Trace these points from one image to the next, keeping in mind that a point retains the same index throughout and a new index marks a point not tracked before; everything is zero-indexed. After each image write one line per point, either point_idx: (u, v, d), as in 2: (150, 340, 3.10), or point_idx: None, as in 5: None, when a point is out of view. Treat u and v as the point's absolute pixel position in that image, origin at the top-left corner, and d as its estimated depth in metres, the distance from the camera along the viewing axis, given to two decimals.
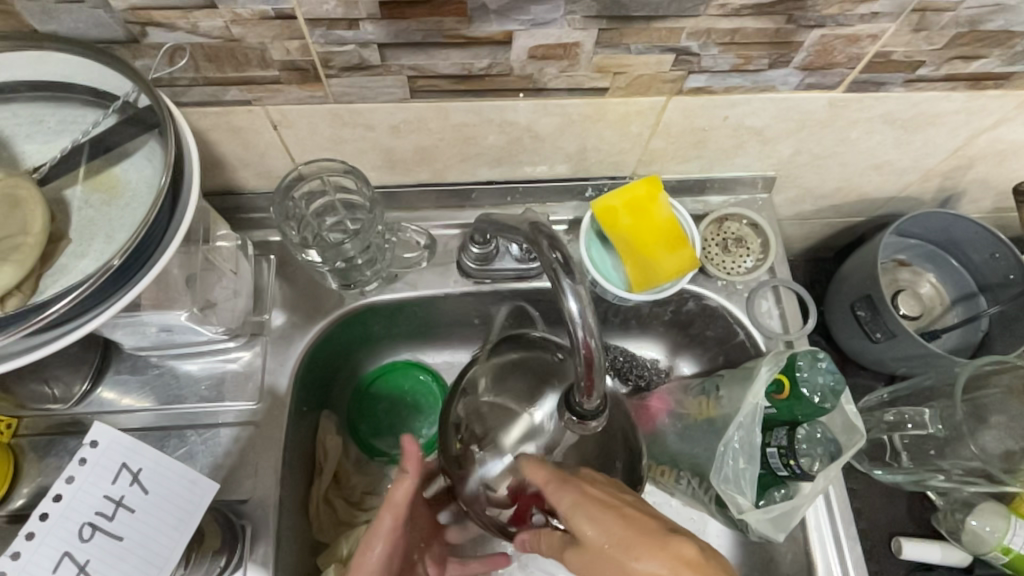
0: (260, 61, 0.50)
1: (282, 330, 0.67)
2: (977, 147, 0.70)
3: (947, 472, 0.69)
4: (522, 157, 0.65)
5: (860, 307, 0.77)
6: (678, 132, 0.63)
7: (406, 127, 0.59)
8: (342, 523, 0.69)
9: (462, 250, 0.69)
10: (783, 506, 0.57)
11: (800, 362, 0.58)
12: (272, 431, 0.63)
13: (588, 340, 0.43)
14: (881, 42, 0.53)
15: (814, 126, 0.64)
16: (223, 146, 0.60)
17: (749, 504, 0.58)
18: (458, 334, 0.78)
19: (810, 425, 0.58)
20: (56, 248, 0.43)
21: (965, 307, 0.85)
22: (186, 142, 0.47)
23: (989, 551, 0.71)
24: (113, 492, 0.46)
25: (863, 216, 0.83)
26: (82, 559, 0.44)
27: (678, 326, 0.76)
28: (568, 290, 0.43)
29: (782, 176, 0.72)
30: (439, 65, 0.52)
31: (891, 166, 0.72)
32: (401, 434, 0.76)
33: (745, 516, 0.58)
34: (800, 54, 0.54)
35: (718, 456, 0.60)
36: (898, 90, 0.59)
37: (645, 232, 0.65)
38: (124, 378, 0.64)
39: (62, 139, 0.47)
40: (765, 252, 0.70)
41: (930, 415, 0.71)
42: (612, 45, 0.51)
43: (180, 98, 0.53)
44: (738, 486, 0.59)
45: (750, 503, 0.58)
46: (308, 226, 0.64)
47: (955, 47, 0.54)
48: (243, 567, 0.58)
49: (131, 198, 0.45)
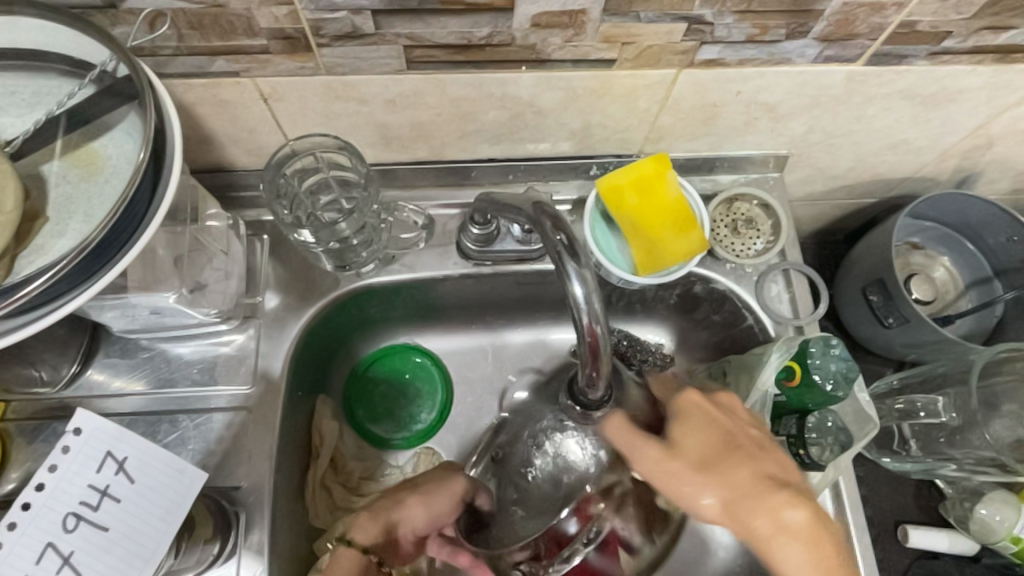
0: (246, 29, 0.47)
1: (276, 312, 0.65)
2: (1000, 125, 0.67)
3: (959, 462, 0.67)
4: (524, 133, 0.62)
5: (873, 291, 0.75)
6: (688, 107, 0.60)
7: (403, 101, 0.56)
8: (339, 508, 0.67)
9: (461, 231, 0.66)
10: None
11: (812, 349, 0.57)
12: (266, 416, 0.61)
13: (594, 327, 0.41)
14: (907, 11, 0.50)
15: (830, 102, 0.61)
16: (212, 120, 0.57)
17: None
18: (458, 317, 0.76)
19: (820, 413, 0.57)
20: (33, 226, 0.41)
21: (979, 292, 0.82)
22: (167, 114, 0.44)
23: (998, 540, 0.70)
24: (98, 481, 0.45)
25: (876, 197, 0.81)
26: (66, 551, 0.43)
27: (683, 309, 0.73)
28: (572, 274, 0.41)
29: (794, 154, 0.69)
30: (436, 34, 0.49)
31: (908, 145, 0.69)
32: (399, 418, 0.74)
33: None
34: (819, 24, 0.51)
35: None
36: (922, 63, 0.56)
37: (652, 212, 0.62)
38: (114, 361, 0.62)
39: (37, 111, 0.45)
40: (776, 235, 0.68)
41: (943, 403, 0.69)
42: (620, 13, 0.48)
43: (163, 69, 0.50)
44: None
45: None
46: (301, 205, 0.61)
47: (984, 17, 0.51)
48: (237, 555, 0.56)
49: (111, 174, 0.43)
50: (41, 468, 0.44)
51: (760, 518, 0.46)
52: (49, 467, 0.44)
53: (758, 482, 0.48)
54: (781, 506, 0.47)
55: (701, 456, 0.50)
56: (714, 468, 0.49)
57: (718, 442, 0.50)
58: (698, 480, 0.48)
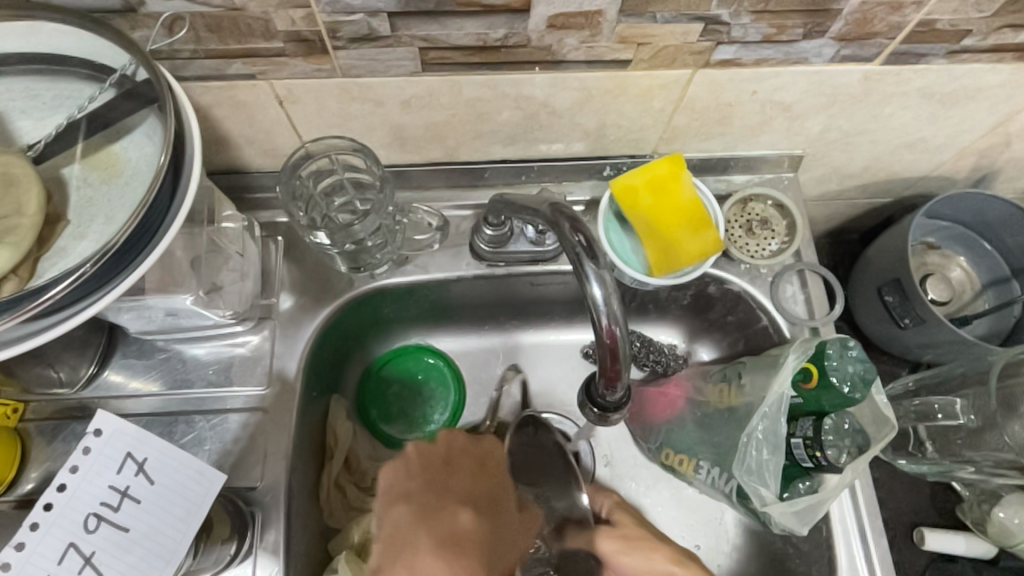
0: (263, 32, 0.47)
1: (290, 313, 0.65)
2: (1019, 124, 0.66)
3: (977, 464, 0.67)
4: (538, 134, 0.62)
5: (888, 291, 0.74)
6: (703, 108, 0.60)
7: (418, 102, 0.56)
8: (354, 509, 0.67)
9: (475, 232, 0.66)
10: (807, 499, 0.56)
11: (830, 351, 0.56)
12: (281, 417, 0.62)
13: (613, 328, 0.41)
14: (927, 9, 0.49)
15: (847, 102, 0.60)
16: (228, 122, 0.58)
17: (772, 496, 0.57)
18: (471, 318, 0.76)
19: (837, 415, 0.57)
20: (53, 231, 0.41)
21: (997, 292, 0.81)
22: (186, 117, 0.44)
23: (1016, 543, 0.69)
24: (119, 482, 0.45)
25: (892, 197, 0.80)
26: (88, 551, 0.43)
27: (697, 309, 0.73)
28: (592, 276, 0.41)
29: (809, 154, 0.69)
30: (452, 35, 0.49)
31: (925, 144, 0.68)
32: (412, 419, 0.74)
33: (768, 509, 0.57)
34: (837, 23, 0.50)
35: (741, 447, 0.58)
36: (941, 62, 0.55)
37: (666, 213, 0.62)
38: (131, 362, 0.63)
39: (57, 115, 0.45)
40: (791, 235, 0.67)
41: (961, 405, 0.68)
42: (637, 13, 0.48)
43: (181, 72, 0.51)
44: (761, 478, 0.57)
45: (773, 496, 0.57)
46: (316, 207, 0.62)
47: (1005, 15, 0.50)
48: (253, 555, 0.57)
49: (131, 177, 0.43)
50: (63, 468, 0.45)
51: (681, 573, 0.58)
52: (71, 468, 0.45)
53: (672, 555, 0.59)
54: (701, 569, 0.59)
55: (619, 544, 0.61)
56: (630, 548, 0.60)
57: (635, 527, 0.62)
58: (648, 558, 0.60)
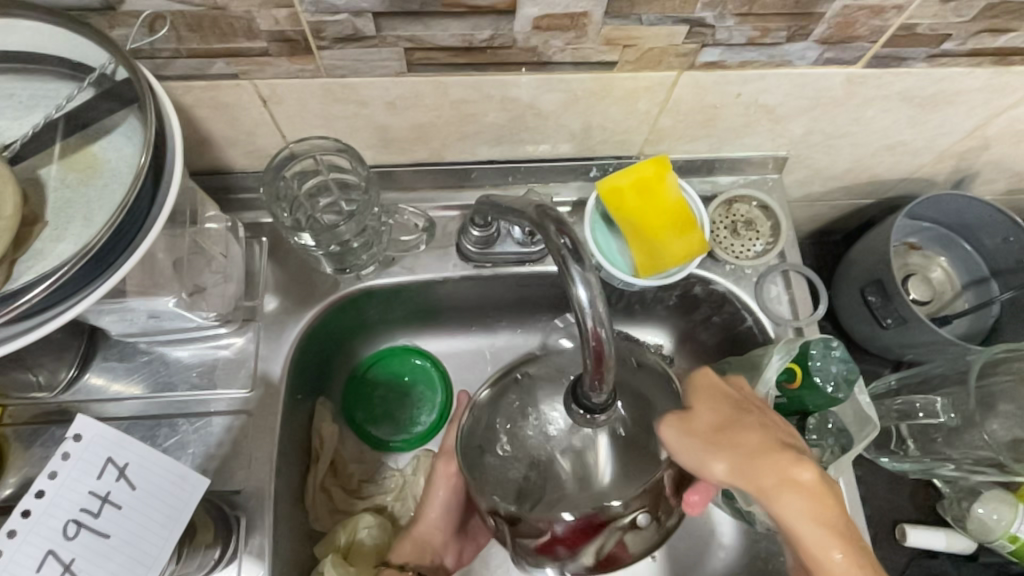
0: (246, 31, 0.47)
1: (275, 315, 0.65)
2: (997, 127, 0.67)
3: (957, 462, 0.68)
4: (524, 135, 0.62)
5: (871, 292, 0.75)
6: (688, 110, 0.60)
7: (403, 103, 0.56)
8: (339, 511, 0.68)
9: (462, 233, 0.66)
10: None
11: (813, 351, 0.57)
12: (266, 419, 0.61)
13: (599, 330, 0.40)
14: (907, 13, 0.50)
15: (829, 104, 0.61)
16: (210, 122, 0.57)
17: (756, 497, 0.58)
18: (458, 318, 0.75)
19: (819, 415, 0.59)
20: (31, 232, 0.40)
21: (976, 292, 0.83)
22: (168, 117, 0.44)
23: (995, 539, 0.71)
24: (99, 488, 0.45)
25: (874, 198, 0.81)
26: (67, 558, 0.42)
27: (683, 310, 0.73)
28: (577, 278, 0.41)
29: (793, 156, 0.70)
30: (437, 36, 0.49)
31: (906, 146, 0.69)
32: (398, 421, 0.74)
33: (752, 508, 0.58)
34: (820, 26, 0.51)
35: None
36: (921, 66, 0.56)
37: (653, 215, 0.62)
38: (112, 365, 0.62)
39: (34, 114, 0.44)
40: (775, 236, 0.68)
41: (942, 404, 0.69)
42: (622, 15, 0.48)
43: (162, 71, 0.50)
44: None
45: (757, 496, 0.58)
46: (301, 207, 0.61)
47: (984, 20, 0.51)
48: (238, 559, 0.56)
49: (110, 178, 0.42)
50: (41, 475, 0.44)
51: (797, 474, 0.46)
52: (49, 474, 0.44)
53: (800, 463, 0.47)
54: (811, 492, 0.47)
55: (727, 424, 0.49)
56: (726, 444, 0.47)
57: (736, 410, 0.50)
58: (750, 443, 0.48)
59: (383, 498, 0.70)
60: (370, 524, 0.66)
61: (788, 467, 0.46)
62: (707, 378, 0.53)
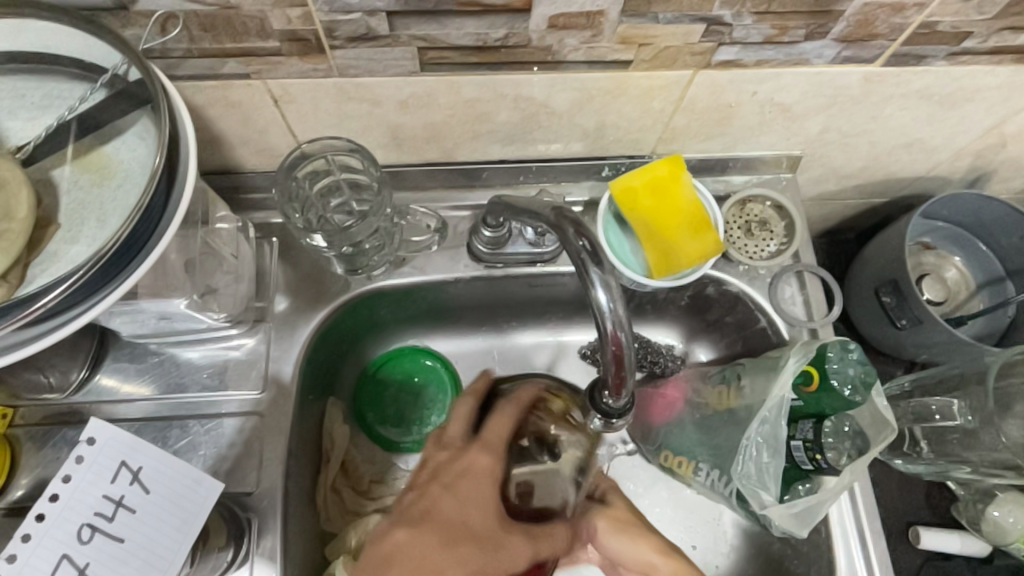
0: (258, 30, 0.46)
1: (285, 315, 0.64)
2: (1015, 125, 0.66)
3: (974, 464, 0.67)
4: (536, 134, 0.62)
5: (886, 292, 0.75)
6: (702, 109, 0.60)
7: (416, 102, 0.56)
8: (349, 513, 0.67)
9: (473, 233, 0.65)
10: (806, 502, 0.56)
11: (830, 354, 0.56)
12: (277, 420, 0.61)
13: (618, 334, 0.40)
14: (929, 11, 0.49)
15: (846, 103, 0.60)
16: (222, 122, 0.56)
17: (771, 500, 0.57)
18: (469, 318, 0.75)
19: (836, 418, 0.57)
20: (45, 234, 0.40)
21: (991, 292, 0.82)
22: (181, 118, 0.43)
23: (1011, 542, 0.70)
24: (113, 491, 0.44)
25: (888, 197, 0.80)
26: (82, 563, 0.42)
27: (696, 311, 0.73)
28: (596, 280, 0.40)
29: (808, 155, 0.69)
30: (451, 35, 0.48)
31: (922, 145, 0.68)
32: (409, 421, 0.74)
33: (767, 512, 0.57)
34: (839, 24, 0.50)
35: (741, 451, 0.58)
36: (941, 63, 0.55)
37: (667, 215, 0.62)
38: (123, 366, 0.61)
39: (47, 116, 0.44)
40: (790, 236, 0.67)
41: (958, 406, 0.68)
42: (639, 13, 0.47)
43: (174, 71, 0.50)
44: (761, 481, 0.57)
45: (773, 499, 0.57)
46: (312, 207, 0.61)
47: (1007, 17, 0.50)
48: (250, 561, 0.56)
49: (123, 179, 0.42)
50: (54, 478, 0.44)
51: (653, 559, 0.57)
52: (62, 478, 0.44)
53: (661, 547, 0.57)
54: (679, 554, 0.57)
55: (625, 517, 0.59)
56: (633, 524, 0.59)
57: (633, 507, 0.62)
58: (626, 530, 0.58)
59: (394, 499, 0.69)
60: None
61: (645, 539, 0.58)
62: (646, 552, 0.57)
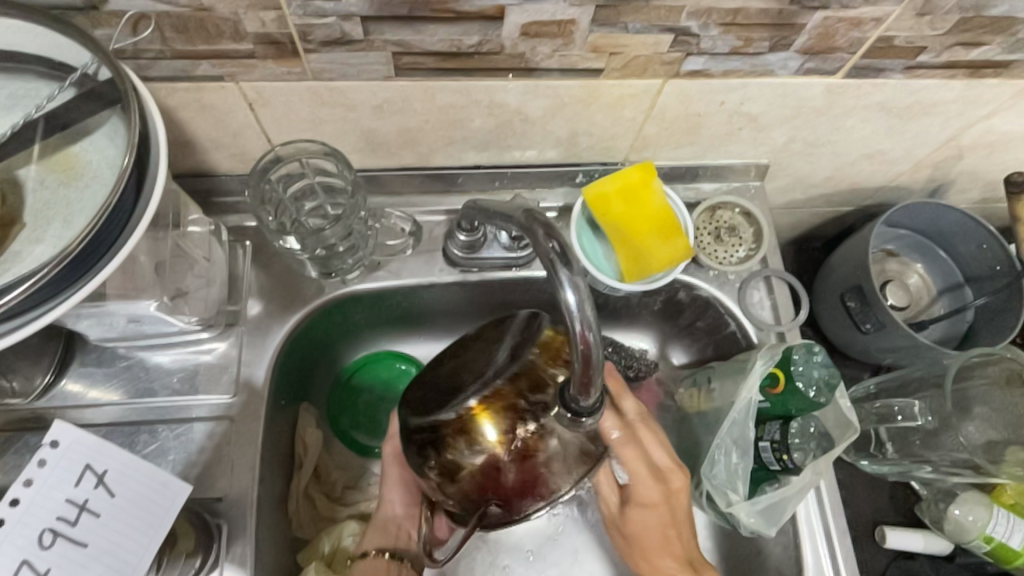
0: (232, 33, 0.46)
1: (258, 319, 0.64)
2: (970, 137, 0.69)
3: (935, 464, 0.69)
4: (510, 141, 0.63)
5: (851, 297, 0.77)
6: (673, 117, 0.61)
7: (391, 107, 0.56)
8: (322, 519, 0.67)
9: (448, 237, 0.66)
10: (770, 499, 0.58)
11: (795, 356, 0.58)
12: (248, 425, 0.60)
13: (587, 334, 0.38)
14: (884, 26, 0.51)
15: (810, 114, 0.62)
16: (195, 124, 0.56)
17: (738, 498, 0.59)
18: (444, 323, 0.75)
19: (803, 419, 0.58)
20: (9, 233, 0.40)
21: (951, 298, 0.85)
22: (153, 119, 0.43)
23: (972, 539, 0.72)
24: (76, 496, 0.44)
25: (852, 206, 0.83)
26: (42, 568, 0.41)
27: (668, 315, 0.74)
28: (565, 281, 0.38)
29: (775, 163, 0.71)
30: (426, 41, 0.49)
31: (883, 156, 0.71)
32: (384, 426, 0.74)
33: (733, 509, 0.59)
34: (802, 37, 0.52)
35: (711, 452, 0.60)
36: (898, 77, 0.58)
37: (638, 220, 0.63)
38: (90, 371, 0.61)
39: (13, 114, 0.43)
40: (758, 242, 0.69)
41: (919, 407, 0.70)
42: (609, 23, 0.49)
43: (145, 72, 0.49)
44: (730, 483, 0.60)
45: (739, 497, 0.59)
46: (285, 211, 0.61)
47: (958, 33, 0.53)
48: (219, 568, 0.55)
49: (91, 180, 0.42)
50: (16, 482, 0.43)
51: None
52: (24, 482, 0.43)
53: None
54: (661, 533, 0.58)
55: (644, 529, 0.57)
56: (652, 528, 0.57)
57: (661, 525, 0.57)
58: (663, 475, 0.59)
59: (368, 505, 0.69)
60: (355, 531, 0.65)
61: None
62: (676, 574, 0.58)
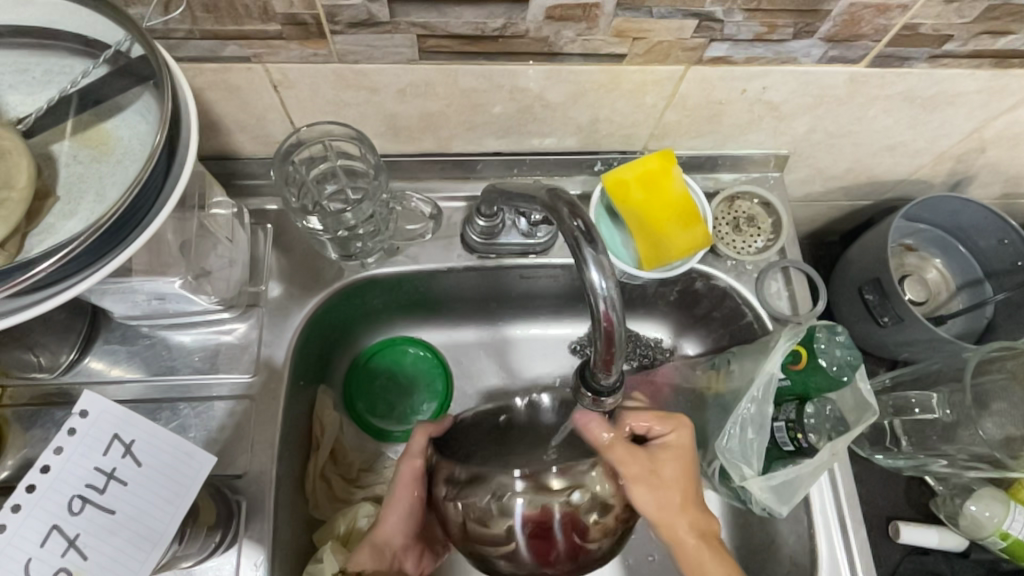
0: (261, 13, 0.47)
1: (278, 301, 0.65)
2: (993, 130, 0.68)
3: (951, 457, 0.68)
4: (530, 127, 0.63)
5: (869, 290, 0.76)
6: (693, 105, 0.61)
7: (413, 91, 0.57)
8: (338, 501, 0.67)
9: (467, 223, 0.66)
10: (788, 475, 0.57)
11: (818, 335, 0.60)
12: (268, 404, 0.61)
13: (610, 314, 0.40)
14: (911, 13, 0.51)
15: (832, 103, 0.62)
16: (221, 106, 0.57)
17: (752, 473, 0.58)
18: (459, 310, 0.76)
19: (818, 402, 0.60)
20: (43, 205, 0.40)
21: (970, 293, 0.84)
22: (184, 96, 0.44)
23: (987, 535, 0.71)
24: (105, 464, 0.45)
25: (871, 200, 0.82)
26: (72, 533, 0.42)
27: (683, 306, 0.74)
28: (590, 260, 0.40)
29: (795, 154, 0.71)
30: (450, 23, 0.49)
31: (904, 148, 0.70)
32: (399, 411, 0.74)
33: (746, 484, 0.58)
34: (826, 24, 0.51)
35: (727, 424, 0.60)
36: (922, 66, 0.57)
37: (657, 208, 0.63)
38: (114, 348, 0.62)
39: (48, 90, 0.44)
40: (776, 233, 0.69)
41: (938, 399, 0.70)
42: (633, 7, 0.49)
43: (175, 52, 0.50)
44: (744, 456, 0.59)
45: (753, 473, 0.58)
46: (308, 193, 0.61)
47: (985, 21, 0.52)
48: (238, 544, 0.56)
49: (122, 155, 0.42)
50: (46, 450, 0.44)
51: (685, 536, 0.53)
52: (53, 449, 0.44)
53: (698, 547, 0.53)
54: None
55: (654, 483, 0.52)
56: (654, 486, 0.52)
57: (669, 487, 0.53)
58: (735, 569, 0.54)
59: (382, 488, 0.69)
60: (369, 513, 0.65)
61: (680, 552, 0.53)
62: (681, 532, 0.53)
